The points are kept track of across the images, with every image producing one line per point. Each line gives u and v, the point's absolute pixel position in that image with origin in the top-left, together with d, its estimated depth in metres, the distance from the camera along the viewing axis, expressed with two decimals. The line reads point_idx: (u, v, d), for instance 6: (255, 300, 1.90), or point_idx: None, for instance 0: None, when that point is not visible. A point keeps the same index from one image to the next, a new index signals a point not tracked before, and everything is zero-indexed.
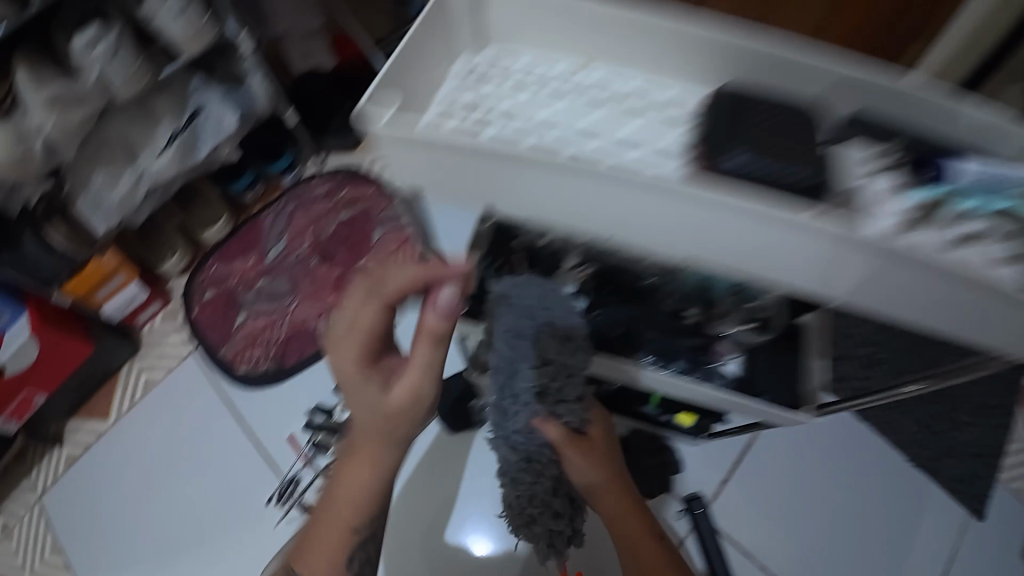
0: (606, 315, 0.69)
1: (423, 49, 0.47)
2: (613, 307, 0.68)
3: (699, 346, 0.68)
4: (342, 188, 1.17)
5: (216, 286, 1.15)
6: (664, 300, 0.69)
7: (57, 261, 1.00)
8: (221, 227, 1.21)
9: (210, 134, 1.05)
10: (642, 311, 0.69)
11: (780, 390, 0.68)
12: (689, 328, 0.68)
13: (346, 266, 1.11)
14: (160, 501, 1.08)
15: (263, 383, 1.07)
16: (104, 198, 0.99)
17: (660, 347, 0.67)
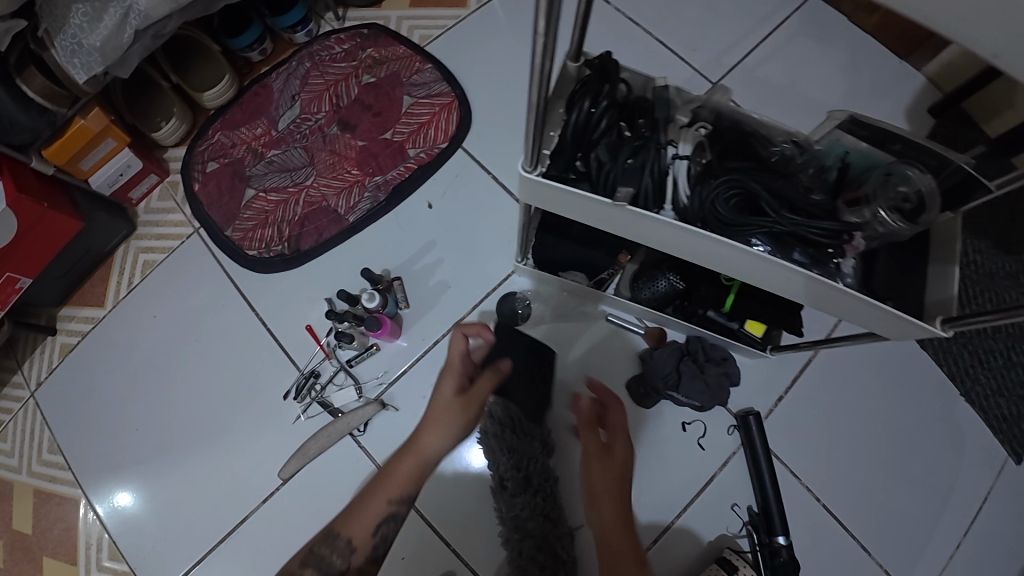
0: (729, 193, 0.54)
1: None
2: (748, 174, 0.55)
3: (835, 233, 0.55)
4: (365, 47, 1.01)
5: (219, 158, 1.01)
6: (794, 174, 0.57)
7: (32, 118, 0.84)
8: (219, 90, 1.01)
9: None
10: (774, 183, 0.55)
11: (902, 295, 0.59)
12: (822, 209, 0.56)
13: (371, 135, 0.96)
14: (165, 396, 0.99)
15: (276, 266, 0.95)
16: (83, 39, 0.80)
17: (787, 235, 0.55)
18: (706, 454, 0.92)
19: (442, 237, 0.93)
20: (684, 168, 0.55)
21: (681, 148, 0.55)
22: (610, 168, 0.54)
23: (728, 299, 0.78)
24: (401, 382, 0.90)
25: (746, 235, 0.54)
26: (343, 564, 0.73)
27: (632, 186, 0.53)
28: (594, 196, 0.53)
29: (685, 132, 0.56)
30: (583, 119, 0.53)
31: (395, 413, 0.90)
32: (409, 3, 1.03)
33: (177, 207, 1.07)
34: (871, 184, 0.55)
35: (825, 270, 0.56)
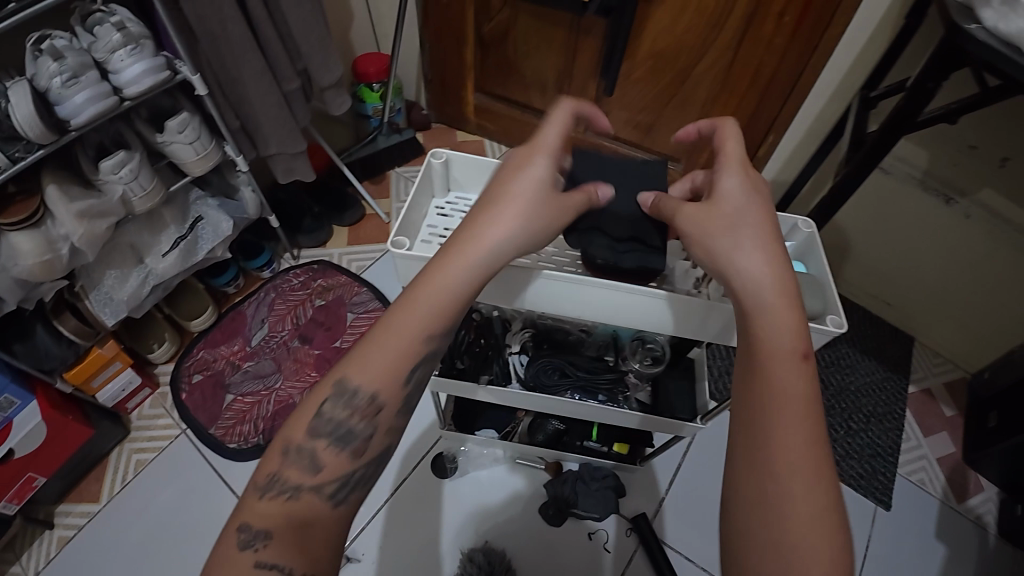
0: (550, 367, 0.89)
1: (418, 200, 0.70)
2: (554, 354, 0.89)
3: (616, 379, 0.89)
4: (316, 279, 1.36)
5: (204, 371, 1.30)
6: (586, 348, 0.92)
7: (63, 349, 1.13)
8: (204, 317, 1.35)
9: (210, 237, 1.25)
10: (571, 356, 0.90)
11: (680, 409, 0.90)
12: (608, 365, 0.91)
13: (324, 344, 1.28)
14: (159, 573, 1.17)
15: (253, 453, 1.20)
16: (113, 295, 1.14)
17: (587, 384, 0.88)
18: (612, 556, 1.11)
19: None
20: (519, 358, 0.91)
21: (514, 345, 0.91)
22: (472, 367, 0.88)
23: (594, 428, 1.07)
24: (361, 538, 1.11)
25: (563, 390, 0.88)
26: (365, 431, 0.58)
27: (487, 375, 0.89)
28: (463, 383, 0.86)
29: (515, 336, 0.92)
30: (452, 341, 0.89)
31: (358, 564, 1.08)
32: (347, 241, 1.45)
33: (165, 412, 1.36)
34: (630, 346, 0.91)
35: (620, 401, 0.90)
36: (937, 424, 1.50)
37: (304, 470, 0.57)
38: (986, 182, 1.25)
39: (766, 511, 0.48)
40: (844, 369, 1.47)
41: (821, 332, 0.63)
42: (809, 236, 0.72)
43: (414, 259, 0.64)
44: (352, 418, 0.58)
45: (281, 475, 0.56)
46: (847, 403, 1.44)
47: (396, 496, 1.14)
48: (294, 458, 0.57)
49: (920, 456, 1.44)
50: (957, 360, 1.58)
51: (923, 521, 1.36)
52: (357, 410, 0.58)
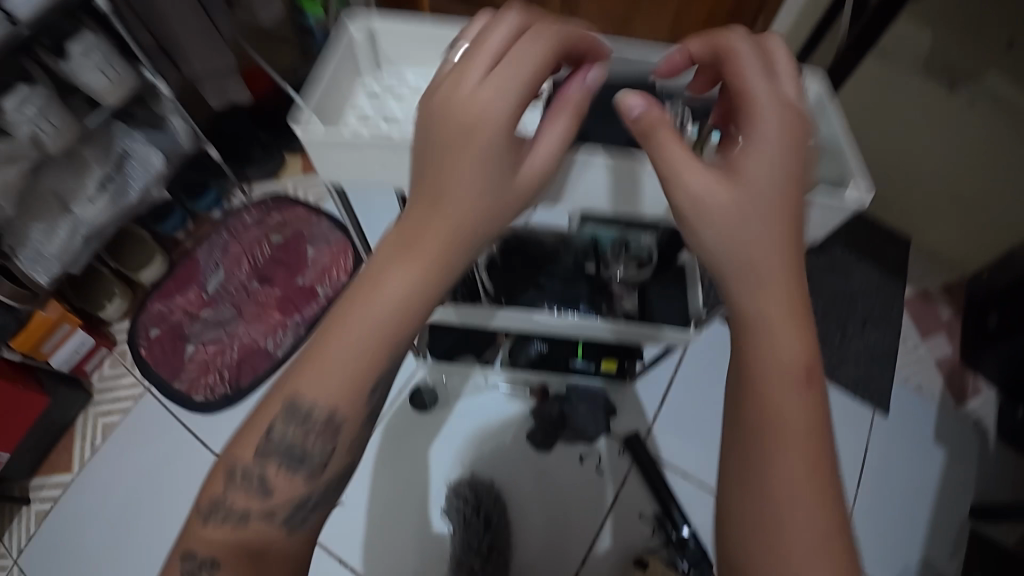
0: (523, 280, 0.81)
1: (338, 77, 0.58)
2: (526, 267, 0.82)
3: (596, 289, 0.82)
4: (272, 214, 1.25)
5: (161, 324, 1.22)
6: (563, 256, 0.83)
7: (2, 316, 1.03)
8: (153, 268, 1.25)
9: (141, 176, 1.13)
10: (546, 267, 0.82)
11: (668, 315, 0.82)
12: (585, 274, 0.83)
13: (287, 284, 1.18)
14: (140, 535, 1.12)
15: (221, 405, 1.12)
16: (44, 250, 1.02)
17: (565, 296, 0.81)
18: (605, 478, 1.06)
19: None
20: (487, 273, 0.82)
21: (481, 260, 0.81)
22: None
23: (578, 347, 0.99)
24: (344, 481, 1.04)
25: (541, 304, 0.80)
26: (325, 456, 0.50)
27: (453, 293, 0.81)
28: (428, 305, 0.80)
29: None
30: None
31: (342, 510, 1.03)
32: (302, 169, 1.33)
33: (126, 371, 1.26)
34: (611, 249, 0.81)
35: (603, 313, 0.81)
36: (936, 326, 1.42)
37: (253, 494, 0.49)
38: (991, 64, 1.16)
39: (775, 530, 0.38)
40: (838, 272, 1.41)
41: (844, 202, 0.53)
42: (818, 92, 0.61)
43: (333, 145, 0.52)
44: (307, 436, 0.48)
45: (227, 499, 0.48)
46: (843, 307, 1.37)
47: (373, 435, 1.07)
48: (253, 455, 0.49)
49: (918, 360, 1.38)
50: (954, 264, 1.47)
51: (915, 427, 1.32)
52: (314, 428, 0.48)
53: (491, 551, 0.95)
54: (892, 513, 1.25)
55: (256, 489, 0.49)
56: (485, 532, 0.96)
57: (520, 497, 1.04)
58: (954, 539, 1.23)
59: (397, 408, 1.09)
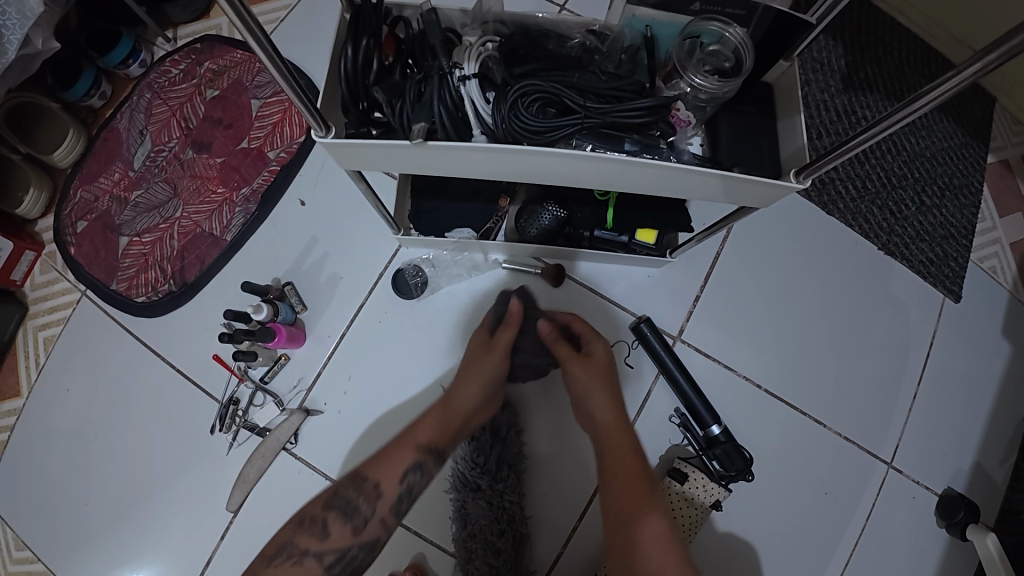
0: (536, 99, 0.53)
1: None
2: (542, 76, 0.54)
3: (656, 108, 0.54)
4: (201, 61, 0.99)
5: (87, 215, 0.98)
6: (593, 64, 0.59)
7: None
8: (69, 147, 1.00)
9: (14, 23, 0.82)
10: (574, 77, 0.54)
11: (759, 156, 0.60)
12: (635, 89, 0.55)
13: (228, 149, 0.94)
14: (103, 461, 0.95)
15: (166, 306, 0.92)
16: None
17: (604, 125, 0.54)
18: (634, 371, 0.92)
19: (322, 230, 0.91)
20: (477, 88, 0.53)
21: (466, 68, 0.54)
22: (399, 108, 0.54)
23: (609, 212, 0.78)
24: (320, 385, 0.88)
25: (565, 138, 0.54)
26: (370, 510, 0.70)
27: (424, 121, 0.53)
28: (391, 140, 0.52)
29: (469, 52, 0.54)
30: (353, 64, 0.52)
31: (321, 417, 0.87)
32: None
33: (60, 275, 1.02)
34: (676, 54, 0.57)
35: (664, 156, 0.56)
36: (1014, 203, 1.17)
37: (314, 538, 0.68)
38: None
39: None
40: (915, 131, 1.14)
41: None
42: None
43: None
44: (359, 500, 0.70)
45: (295, 541, 0.68)
46: (921, 173, 1.13)
47: (351, 333, 0.89)
48: (336, 503, 0.70)
49: (994, 240, 1.15)
50: None
51: (982, 321, 1.12)
52: (365, 495, 0.70)
53: (501, 464, 0.80)
54: (948, 416, 1.08)
55: (318, 532, 0.68)
56: (495, 443, 0.80)
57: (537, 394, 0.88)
58: (1006, 442, 1.09)
59: (374, 297, 0.89)
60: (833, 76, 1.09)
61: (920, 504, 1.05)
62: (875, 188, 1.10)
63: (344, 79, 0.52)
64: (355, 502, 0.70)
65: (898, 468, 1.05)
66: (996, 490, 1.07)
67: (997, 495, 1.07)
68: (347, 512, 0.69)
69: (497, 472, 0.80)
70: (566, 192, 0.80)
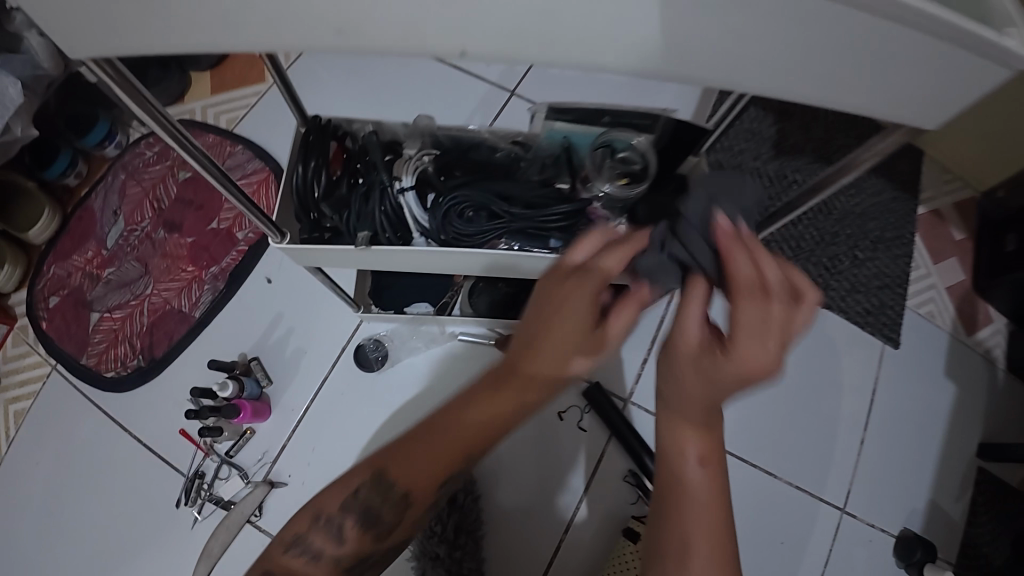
0: (469, 208, 0.59)
1: None
2: (472, 186, 0.60)
3: (573, 213, 0.60)
4: (175, 144, 1.05)
5: (59, 291, 1.01)
6: (520, 171, 0.63)
7: None
8: (43, 225, 1.03)
9: None
10: (501, 185, 0.60)
11: None
12: (559, 195, 0.61)
13: (198, 230, 0.99)
14: (67, 539, 0.94)
15: (134, 381, 0.94)
16: None
17: (527, 227, 0.59)
18: (587, 435, 0.93)
19: (288, 305, 0.95)
20: (414, 198, 0.60)
21: (404, 180, 0.60)
22: (346, 217, 0.59)
23: None
24: (284, 458, 0.90)
25: (492, 240, 0.60)
26: (394, 521, 0.58)
27: (367, 230, 0.58)
28: (335, 246, 0.58)
29: (407, 166, 0.60)
30: (302, 181, 0.59)
31: (285, 488, 0.89)
32: (210, 90, 1.09)
33: (32, 348, 1.02)
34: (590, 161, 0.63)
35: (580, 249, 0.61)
36: (946, 249, 1.24)
37: (331, 542, 0.57)
38: None
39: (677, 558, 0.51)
40: (847, 190, 1.23)
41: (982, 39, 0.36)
42: None
43: None
44: (381, 508, 0.57)
45: (307, 537, 0.57)
46: (852, 228, 1.21)
47: (316, 405, 0.92)
48: (352, 508, 0.57)
49: (928, 285, 1.22)
50: (968, 181, 1.28)
51: (921, 364, 1.18)
52: (389, 503, 0.57)
53: (459, 532, 0.82)
54: (897, 457, 1.13)
55: (335, 536, 0.57)
56: (453, 510, 0.82)
57: (494, 448, 0.91)
58: (960, 478, 1.13)
59: (335, 371, 0.93)
60: (764, 145, 1.18)
61: (878, 547, 1.08)
62: (808, 246, 1.19)
63: (297, 195, 0.59)
64: (376, 510, 0.57)
65: (851, 513, 1.09)
66: (954, 528, 1.10)
67: (949, 531, 1.10)
68: (366, 519, 0.57)
69: (457, 538, 0.82)
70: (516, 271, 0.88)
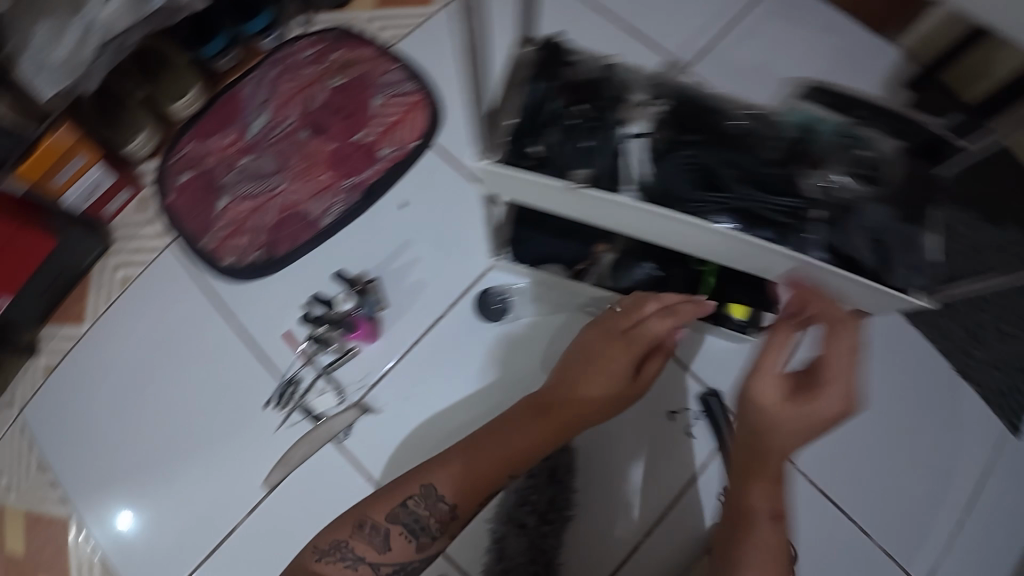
0: (695, 172, 0.55)
1: None
2: (702, 151, 0.56)
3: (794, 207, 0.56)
4: (333, 50, 1.01)
5: (194, 168, 1.00)
6: (753, 145, 0.58)
7: None
8: (190, 100, 1.02)
9: None
10: (732, 158, 0.56)
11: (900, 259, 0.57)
12: (784, 183, 0.57)
13: (342, 138, 0.96)
14: (151, 412, 0.96)
15: (249, 274, 0.93)
16: (48, 57, 0.84)
17: (751, 209, 0.55)
18: (696, 445, 0.88)
19: (418, 234, 0.92)
20: (641, 147, 0.56)
21: (637, 126, 0.56)
22: (565, 149, 0.55)
23: (707, 280, 0.78)
24: (382, 386, 0.88)
25: (707, 213, 0.55)
26: (438, 531, 0.71)
27: (585, 169, 0.54)
28: (549, 178, 0.53)
29: (640, 110, 0.57)
30: (532, 102, 0.55)
31: (376, 417, 0.88)
32: (377, 3, 1.05)
33: (150, 220, 1.01)
34: (823, 149, 0.59)
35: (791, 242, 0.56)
36: None
37: (373, 547, 0.70)
38: None
39: (745, 529, 0.62)
40: None
41: None
42: None
43: None
44: (429, 516, 0.71)
45: (351, 545, 0.69)
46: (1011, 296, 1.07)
47: (424, 342, 0.89)
48: (403, 519, 0.70)
49: None
50: None
51: None
52: (437, 514, 0.71)
53: (552, 507, 0.81)
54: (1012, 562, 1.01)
55: (378, 544, 0.70)
56: (551, 483, 0.82)
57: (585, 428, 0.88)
58: None
59: (450, 314, 0.90)
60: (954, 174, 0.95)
61: None
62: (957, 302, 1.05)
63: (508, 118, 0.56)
64: (422, 522, 0.71)
65: None
66: None
67: None
68: (411, 527, 0.70)
69: (547, 512, 0.81)
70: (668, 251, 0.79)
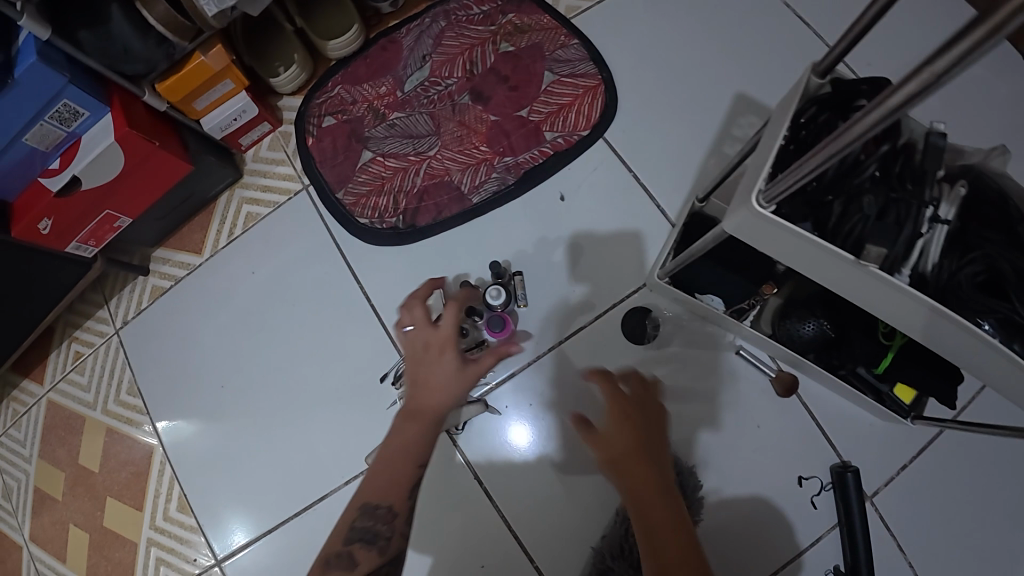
0: (987, 274, 0.49)
1: None
2: (1009, 258, 0.48)
3: None
4: (506, 12, 0.92)
5: (338, 114, 0.93)
6: None
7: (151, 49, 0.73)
8: (345, 41, 0.91)
9: None
10: None
11: None
12: None
13: (505, 111, 0.89)
14: (259, 360, 0.94)
15: (385, 239, 0.88)
16: None
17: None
18: (818, 514, 0.81)
19: (572, 231, 0.86)
20: (942, 235, 0.48)
21: (942, 209, 0.49)
22: (858, 217, 0.47)
23: (887, 357, 0.70)
24: (504, 386, 0.85)
25: (978, 317, 0.48)
26: (391, 532, 0.64)
27: (883, 248, 0.45)
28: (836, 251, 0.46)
29: (949, 192, 0.49)
30: None
31: (495, 415, 0.85)
32: None
33: (287, 159, 0.96)
34: None
35: None
36: None
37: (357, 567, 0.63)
38: None
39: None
40: None
41: None
42: None
43: None
44: (377, 524, 0.64)
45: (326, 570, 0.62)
46: None
47: (558, 350, 0.85)
48: (357, 535, 0.64)
49: None
50: None
51: None
52: (380, 519, 0.64)
53: None
54: None
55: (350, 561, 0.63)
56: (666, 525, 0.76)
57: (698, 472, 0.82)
58: None
59: (591, 325, 0.85)
60: None
61: None
62: None
63: None
64: (374, 528, 0.64)
65: None
66: None
67: None
68: (367, 538, 0.64)
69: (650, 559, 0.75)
70: (850, 313, 0.71)
